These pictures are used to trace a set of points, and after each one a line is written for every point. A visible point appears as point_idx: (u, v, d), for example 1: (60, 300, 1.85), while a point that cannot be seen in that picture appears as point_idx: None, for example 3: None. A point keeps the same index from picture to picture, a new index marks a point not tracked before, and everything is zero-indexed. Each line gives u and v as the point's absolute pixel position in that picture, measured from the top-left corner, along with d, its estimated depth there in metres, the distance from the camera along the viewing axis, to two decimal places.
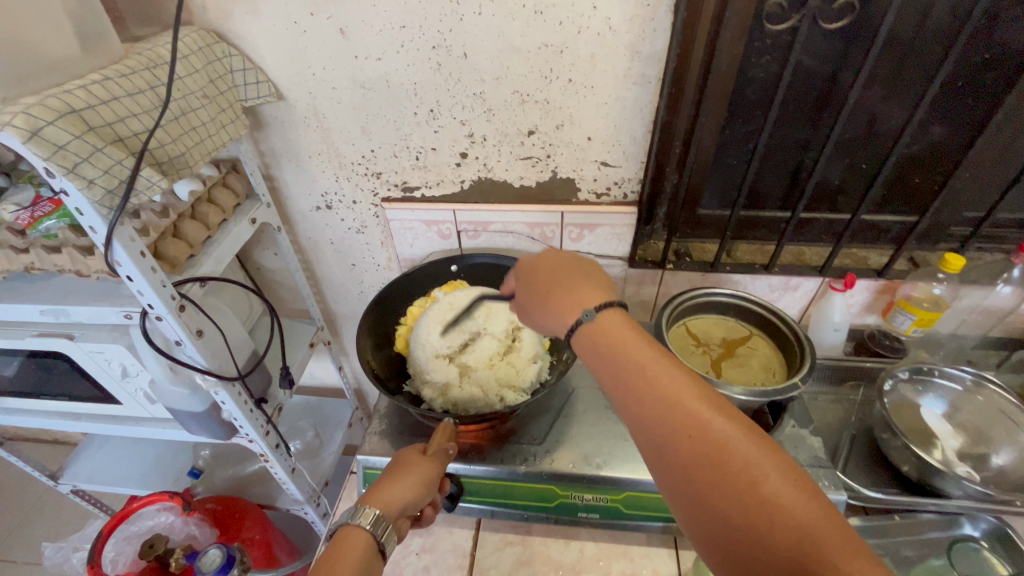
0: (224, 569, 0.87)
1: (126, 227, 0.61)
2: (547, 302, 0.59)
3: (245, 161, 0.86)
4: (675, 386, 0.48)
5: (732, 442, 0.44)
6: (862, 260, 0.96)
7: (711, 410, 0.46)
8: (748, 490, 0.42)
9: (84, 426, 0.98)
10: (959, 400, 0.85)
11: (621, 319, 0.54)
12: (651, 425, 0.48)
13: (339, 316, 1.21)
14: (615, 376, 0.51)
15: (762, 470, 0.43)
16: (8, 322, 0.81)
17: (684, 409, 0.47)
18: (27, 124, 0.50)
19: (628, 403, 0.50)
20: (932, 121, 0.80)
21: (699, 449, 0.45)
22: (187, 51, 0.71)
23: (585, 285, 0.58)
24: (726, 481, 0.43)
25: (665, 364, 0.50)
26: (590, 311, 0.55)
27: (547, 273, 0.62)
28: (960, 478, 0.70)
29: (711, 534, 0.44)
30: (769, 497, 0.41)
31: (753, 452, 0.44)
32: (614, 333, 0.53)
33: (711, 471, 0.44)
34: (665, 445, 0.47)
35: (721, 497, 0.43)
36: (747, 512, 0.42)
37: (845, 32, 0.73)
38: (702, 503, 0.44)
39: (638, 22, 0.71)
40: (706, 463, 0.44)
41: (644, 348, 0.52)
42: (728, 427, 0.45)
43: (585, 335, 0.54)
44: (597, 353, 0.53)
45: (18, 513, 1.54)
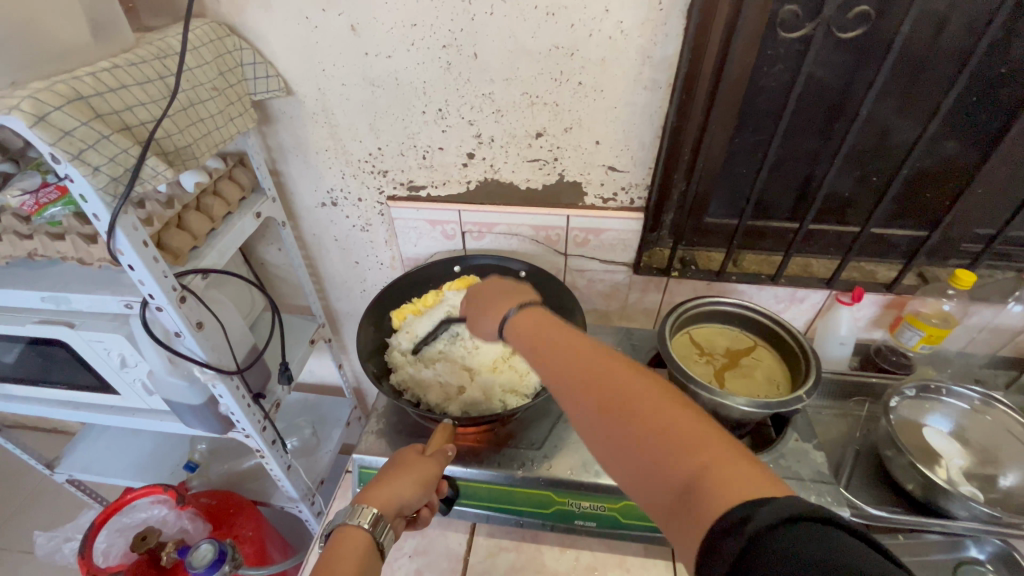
0: (216, 564, 0.86)
1: (130, 216, 0.61)
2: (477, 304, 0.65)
3: (252, 155, 0.86)
4: (580, 348, 0.51)
5: (628, 384, 0.45)
6: (870, 274, 0.95)
7: (611, 362, 0.48)
8: (646, 421, 0.43)
9: (82, 415, 0.98)
10: (966, 419, 0.83)
11: (534, 308, 0.59)
12: (561, 383, 0.50)
13: (340, 313, 1.21)
14: (530, 348, 0.55)
15: (659, 403, 0.43)
16: (10, 308, 0.81)
17: (587, 364, 0.49)
18: (34, 109, 0.50)
19: (541, 365, 0.53)
20: (945, 135, 0.79)
21: (600, 395, 0.46)
22: (198, 43, 0.71)
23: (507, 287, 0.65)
24: (626, 420, 0.44)
25: (570, 332, 0.53)
26: (512, 309, 0.59)
27: (490, 289, 0.66)
28: (966, 497, 0.68)
29: (629, 478, 0.44)
30: (666, 424, 0.42)
31: (650, 389, 0.45)
32: (527, 317, 0.58)
33: (610, 411, 0.45)
34: (573, 398, 0.48)
35: (625, 435, 0.44)
36: (647, 444, 0.42)
37: (858, 45, 0.72)
38: (614, 447, 0.45)
39: (649, 27, 0.71)
40: (610, 405, 0.45)
41: (553, 323, 0.56)
42: (625, 372, 0.47)
43: (509, 324, 0.59)
44: (518, 335, 0.57)
45: (14, 502, 1.54)
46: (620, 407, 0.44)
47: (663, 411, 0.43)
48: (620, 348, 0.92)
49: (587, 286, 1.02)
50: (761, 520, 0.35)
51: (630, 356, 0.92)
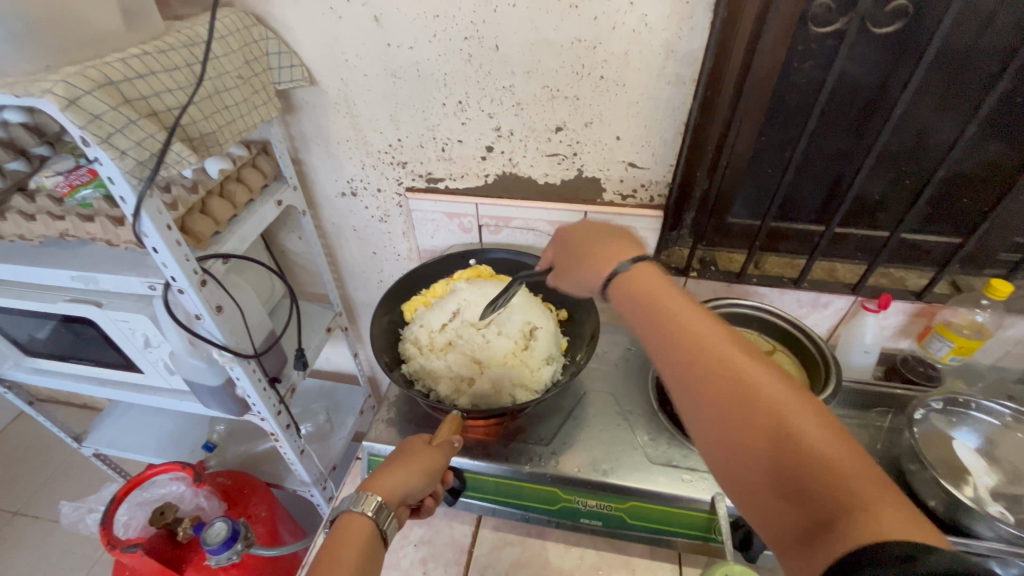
0: (228, 542, 0.87)
1: (155, 200, 0.62)
2: (584, 259, 0.63)
3: (275, 143, 0.87)
4: (711, 336, 0.48)
5: (767, 389, 0.43)
6: (899, 281, 0.91)
7: (747, 360, 0.45)
8: (784, 433, 0.41)
9: (107, 392, 1.01)
10: (996, 435, 0.80)
11: (659, 275, 0.55)
12: (682, 370, 0.48)
13: (357, 303, 1.22)
14: (649, 322, 0.52)
15: (799, 416, 0.41)
16: (43, 286, 0.84)
17: (719, 357, 0.46)
18: (66, 93, 0.52)
19: (660, 346, 0.50)
20: (985, 137, 0.75)
21: (730, 394, 0.44)
22: (225, 32, 0.72)
23: (620, 246, 0.61)
24: (758, 427, 0.42)
25: (701, 316, 0.50)
26: (625, 264, 0.57)
27: (590, 238, 0.65)
28: (991, 517, 0.66)
29: (741, 483, 0.43)
30: (804, 441, 0.40)
31: (790, 399, 0.43)
32: (650, 286, 0.54)
33: (742, 414, 0.43)
34: (696, 389, 0.46)
35: (753, 442, 0.42)
36: (779, 456, 0.41)
37: (896, 41, 0.69)
38: (733, 451, 0.43)
39: (674, 20, 0.69)
40: (741, 408, 0.43)
41: (682, 299, 0.52)
42: (764, 374, 0.44)
43: (623, 288, 0.56)
44: (635, 303, 0.54)
45: (45, 472, 1.61)
46: (755, 413, 0.43)
47: (803, 425, 0.41)
48: (635, 347, 0.91)
49: None
50: (921, 562, 0.32)
51: (644, 356, 0.91)
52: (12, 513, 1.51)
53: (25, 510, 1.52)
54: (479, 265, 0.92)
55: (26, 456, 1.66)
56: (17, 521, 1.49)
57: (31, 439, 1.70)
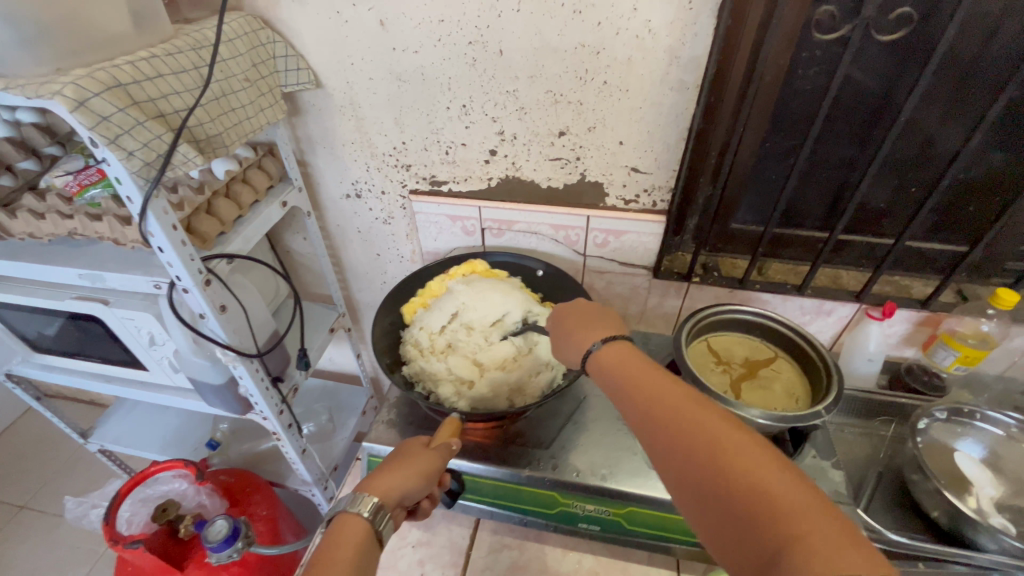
0: (229, 540, 0.88)
1: (160, 201, 0.63)
2: (566, 334, 0.66)
3: (281, 145, 0.88)
4: (670, 395, 0.50)
5: (721, 437, 0.44)
6: (904, 289, 0.90)
7: (702, 413, 0.47)
8: (737, 478, 0.41)
9: (112, 388, 1.02)
10: (1002, 446, 0.79)
11: (627, 348, 0.58)
12: (648, 429, 0.50)
13: (360, 304, 1.23)
14: (618, 389, 0.55)
15: (753, 461, 0.42)
16: (52, 283, 0.86)
17: (678, 413, 0.48)
18: (75, 95, 0.53)
19: (627, 408, 0.53)
20: (992, 145, 0.74)
21: (687, 445, 0.46)
22: (233, 35, 0.73)
23: (594, 319, 0.65)
24: (713, 474, 0.43)
25: (662, 377, 0.52)
26: (596, 343, 0.60)
27: (576, 314, 0.68)
28: (996, 530, 0.64)
29: (707, 528, 0.43)
30: (757, 482, 0.41)
31: (745, 445, 0.43)
32: (618, 358, 0.57)
33: (699, 464, 0.44)
34: (660, 445, 0.48)
35: (711, 489, 0.43)
36: (735, 502, 0.41)
37: (901, 48, 0.69)
38: (697, 499, 0.44)
39: (678, 26, 0.69)
40: (698, 459, 0.44)
41: (646, 366, 0.55)
42: (720, 423, 0.45)
43: (596, 362, 0.59)
44: (606, 375, 0.57)
45: (52, 467, 1.63)
46: (710, 461, 0.43)
47: (756, 469, 0.41)
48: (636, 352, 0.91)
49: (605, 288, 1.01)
50: None
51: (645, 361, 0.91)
52: (19, 507, 1.53)
53: (31, 504, 1.54)
54: (475, 261, 0.92)
55: (33, 451, 1.68)
56: (23, 515, 1.51)
57: (39, 434, 1.72)
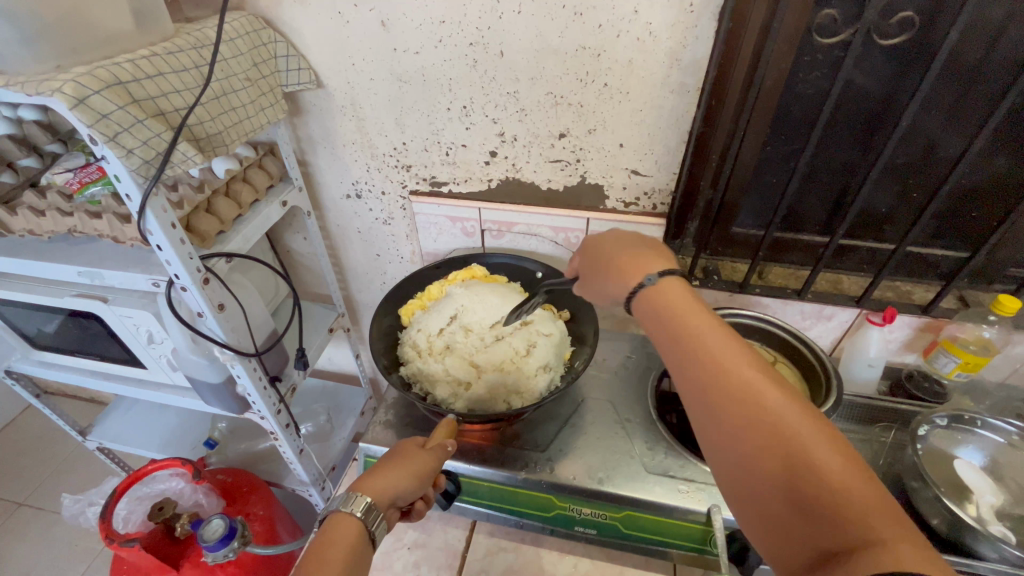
0: (225, 539, 0.87)
1: (159, 199, 0.63)
2: (609, 269, 0.61)
3: (281, 145, 0.88)
4: (736, 360, 0.47)
5: (787, 418, 0.43)
6: (905, 294, 0.90)
7: (771, 388, 0.45)
8: (801, 462, 0.41)
9: (110, 386, 1.02)
10: (1002, 453, 0.78)
11: (687, 291, 0.53)
12: (704, 390, 0.47)
13: (360, 304, 1.23)
14: (673, 339, 0.51)
15: (819, 447, 0.42)
16: (51, 281, 0.86)
17: (743, 382, 0.46)
18: (75, 92, 0.53)
19: (680, 365, 0.50)
20: (994, 151, 0.74)
21: (749, 420, 0.44)
22: (234, 35, 0.74)
23: (649, 254, 0.59)
24: (775, 455, 0.42)
25: (727, 336, 0.49)
26: (652, 276, 0.54)
27: (615, 247, 0.63)
28: (996, 538, 0.64)
29: (749, 500, 0.44)
30: (820, 469, 0.40)
31: (810, 431, 0.43)
32: (679, 302, 0.52)
33: (761, 442, 0.43)
34: (715, 411, 0.46)
35: (768, 467, 0.43)
36: (795, 484, 0.41)
37: (903, 52, 0.69)
38: (745, 473, 0.44)
39: (679, 29, 0.69)
40: (759, 437, 0.43)
41: (708, 318, 0.50)
42: (786, 403, 0.44)
43: (648, 301, 0.54)
44: (661, 318, 0.52)
45: (50, 464, 1.63)
46: (773, 440, 0.43)
47: (822, 458, 0.41)
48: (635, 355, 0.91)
49: None
50: None
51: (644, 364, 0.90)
52: (17, 504, 1.53)
53: (29, 501, 1.54)
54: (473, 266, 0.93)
55: (32, 448, 1.68)
56: (22, 512, 1.51)
57: (38, 432, 1.72)
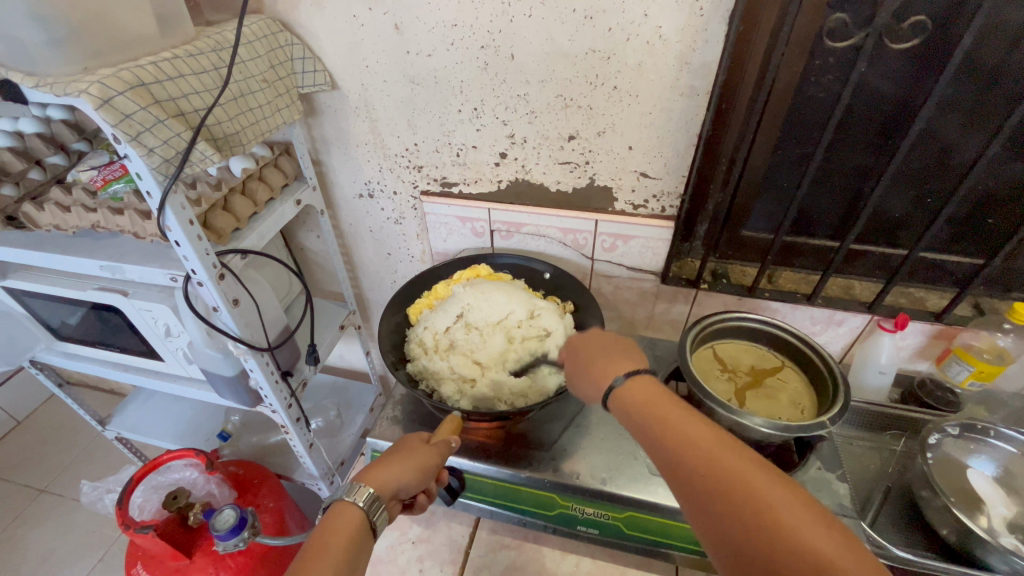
0: (236, 529, 0.89)
1: (178, 196, 0.66)
2: (585, 372, 0.63)
3: (297, 145, 0.91)
4: (714, 446, 0.48)
5: (771, 500, 0.44)
6: (919, 301, 0.89)
7: (754, 472, 0.46)
8: (785, 540, 0.41)
9: (128, 377, 1.05)
10: (1015, 464, 0.77)
11: (654, 386, 0.56)
12: (683, 479, 0.49)
13: (371, 302, 1.25)
14: (648, 432, 0.53)
15: (807, 526, 0.42)
16: (75, 274, 0.89)
17: (722, 468, 0.47)
18: (100, 93, 0.55)
19: (663, 458, 0.51)
20: (1012, 157, 0.73)
21: (735, 506, 0.45)
22: (252, 37, 0.76)
23: (618, 355, 0.62)
24: (764, 539, 0.42)
25: (699, 422, 0.51)
26: (620, 378, 0.58)
27: (591, 343, 0.66)
28: (1006, 550, 0.63)
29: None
30: (808, 548, 0.40)
31: (795, 508, 0.43)
32: (644, 397, 0.55)
33: (749, 525, 0.44)
34: (699, 500, 0.47)
35: (760, 552, 0.42)
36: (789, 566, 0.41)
37: (918, 56, 0.68)
38: (740, 557, 0.44)
39: (688, 32, 0.70)
40: (748, 522, 0.44)
41: (678, 408, 0.53)
42: (769, 484, 0.45)
43: (620, 402, 0.56)
44: (634, 417, 0.55)
45: (71, 453, 1.68)
46: (760, 524, 0.43)
47: (810, 535, 0.41)
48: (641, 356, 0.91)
49: (613, 292, 1.01)
50: None
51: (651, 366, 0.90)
52: (39, 491, 1.58)
53: (50, 488, 1.59)
54: (479, 265, 0.94)
55: (54, 436, 1.73)
56: (43, 498, 1.56)
57: (60, 421, 1.78)
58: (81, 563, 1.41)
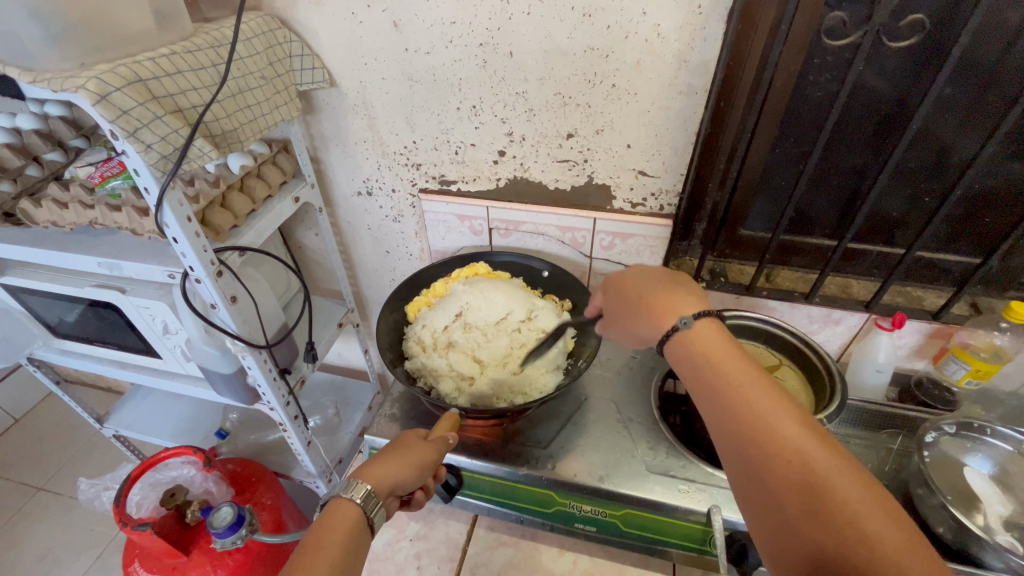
0: (233, 527, 0.89)
1: (176, 192, 0.66)
2: (642, 310, 0.61)
3: (295, 142, 0.91)
4: (774, 405, 0.49)
5: (823, 465, 0.45)
6: (916, 300, 0.89)
7: (808, 436, 0.47)
8: (830, 501, 0.43)
9: (126, 374, 1.05)
10: (1011, 463, 0.77)
11: (719, 334, 0.55)
12: (734, 429, 0.49)
13: (369, 300, 1.25)
14: (706, 380, 0.53)
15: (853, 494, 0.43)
16: (73, 271, 0.89)
17: (778, 428, 0.47)
18: (97, 89, 0.55)
19: (716, 407, 0.51)
20: (1009, 155, 0.73)
21: (786, 467, 0.46)
22: (251, 34, 0.76)
23: (682, 296, 0.60)
24: (810, 498, 0.44)
25: (762, 379, 0.51)
26: (687, 319, 0.56)
27: (637, 282, 0.66)
28: (1002, 548, 0.63)
29: (774, 533, 0.46)
30: (851, 512, 0.42)
31: (845, 477, 0.44)
32: (710, 344, 0.54)
33: (796, 484, 0.45)
34: (749, 453, 0.48)
35: (802, 509, 0.44)
36: (829, 527, 0.43)
37: (915, 55, 0.68)
38: (777, 511, 0.46)
39: (687, 31, 0.70)
40: (795, 481, 0.45)
41: (741, 361, 0.52)
42: (824, 450, 0.46)
43: (681, 345, 0.55)
44: (691, 361, 0.54)
45: (68, 451, 1.68)
46: (809, 486, 0.44)
47: (854, 500, 0.43)
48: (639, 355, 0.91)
49: None
50: None
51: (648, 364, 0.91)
52: (36, 489, 1.58)
53: (47, 486, 1.58)
54: (477, 262, 0.94)
55: (51, 435, 1.73)
56: (40, 496, 1.56)
57: (58, 419, 1.78)
58: (78, 561, 1.41)
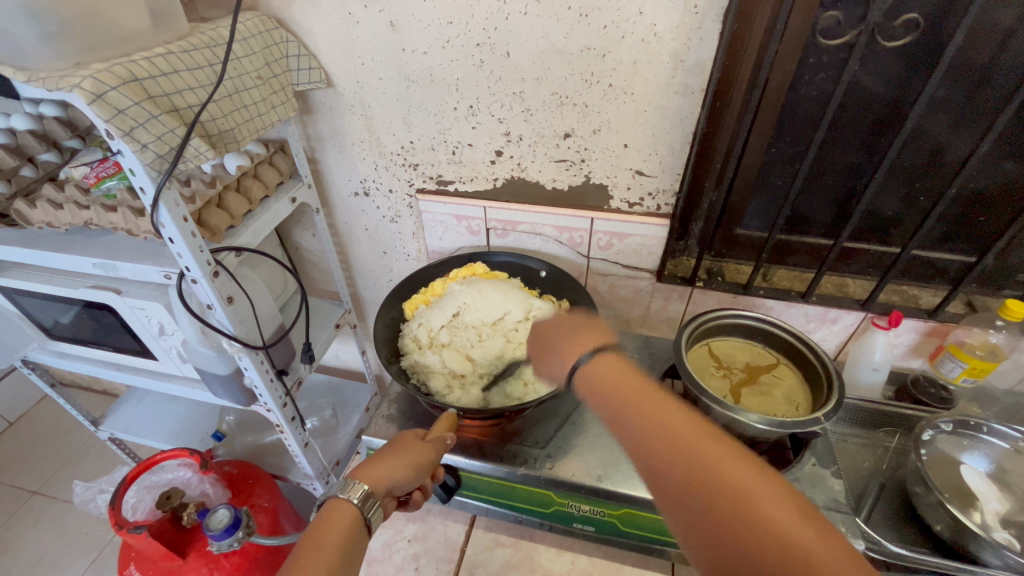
0: (231, 529, 0.89)
1: (172, 192, 0.65)
2: (555, 351, 0.61)
3: (291, 142, 0.90)
4: (673, 415, 0.48)
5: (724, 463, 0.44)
6: (912, 299, 0.89)
7: (706, 438, 0.46)
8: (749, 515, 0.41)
9: (121, 376, 1.04)
10: (1008, 460, 0.77)
11: (622, 364, 0.55)
12: (649, 455, 0.48)
13: (367, 301, 1.25)
14: (609, 411, 0.52)
15: (775, 505, 0.41)
16: (69, 272, 0.89)
17: (679, 436, 0.47)
18: (93, 88, 0.55)
19: (629, 436, 0.50)
20: (1003, 155, 0.73)
21: (701, 481, 0.44)
22: (248, 34, 0.76)
23: (590, 333, 0.60)
24: (737, 518, 0.41)
25: (664, 402, 0.50)
26: (587, 357, 0.57)
27: (556, 325, 0.65)
28: (998, 544, 0.63)
29: (693, 537, 0.44)
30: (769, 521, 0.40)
31: (749, 472, 0.43)
32: (612, 378, 0.54)
33: (714, 500, 0.43)
34: (665, 475, 0.46)
35: (713, 513, 0.42)
36: (736, 524, 0.41)
37: (910, 54, 0.69)
38: (695, 521, 0.44)
39: (684, 30, 0.70)
40: (700, 484, 0.44)
41: (643, 386, 0.52)
42: (721, 448, 0.45)
43: (586, 381, 0.56)
44: (598, 396, 0.54)
45: (64, 454, 1.67)
46: (726, 499, 0.42)
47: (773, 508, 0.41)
48: (637, 355, 0.91)
49: (609, 290, 1.01)
50: None
51: (646, 364, 0.91)
52: (32, 492, 1.57)
53: (43, 489, 1.57)
54: (475, 263, 0.94)
55: (47, 438, 1.72)
56: (36, 500, 1.55)
57: (53, 422, 1.76)
58: (74, 566, 1.40)
